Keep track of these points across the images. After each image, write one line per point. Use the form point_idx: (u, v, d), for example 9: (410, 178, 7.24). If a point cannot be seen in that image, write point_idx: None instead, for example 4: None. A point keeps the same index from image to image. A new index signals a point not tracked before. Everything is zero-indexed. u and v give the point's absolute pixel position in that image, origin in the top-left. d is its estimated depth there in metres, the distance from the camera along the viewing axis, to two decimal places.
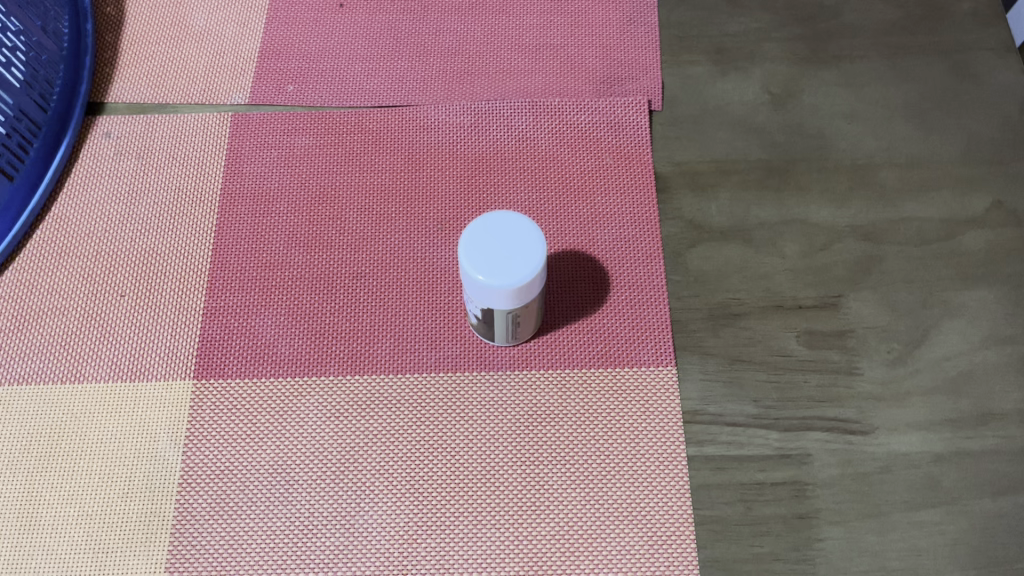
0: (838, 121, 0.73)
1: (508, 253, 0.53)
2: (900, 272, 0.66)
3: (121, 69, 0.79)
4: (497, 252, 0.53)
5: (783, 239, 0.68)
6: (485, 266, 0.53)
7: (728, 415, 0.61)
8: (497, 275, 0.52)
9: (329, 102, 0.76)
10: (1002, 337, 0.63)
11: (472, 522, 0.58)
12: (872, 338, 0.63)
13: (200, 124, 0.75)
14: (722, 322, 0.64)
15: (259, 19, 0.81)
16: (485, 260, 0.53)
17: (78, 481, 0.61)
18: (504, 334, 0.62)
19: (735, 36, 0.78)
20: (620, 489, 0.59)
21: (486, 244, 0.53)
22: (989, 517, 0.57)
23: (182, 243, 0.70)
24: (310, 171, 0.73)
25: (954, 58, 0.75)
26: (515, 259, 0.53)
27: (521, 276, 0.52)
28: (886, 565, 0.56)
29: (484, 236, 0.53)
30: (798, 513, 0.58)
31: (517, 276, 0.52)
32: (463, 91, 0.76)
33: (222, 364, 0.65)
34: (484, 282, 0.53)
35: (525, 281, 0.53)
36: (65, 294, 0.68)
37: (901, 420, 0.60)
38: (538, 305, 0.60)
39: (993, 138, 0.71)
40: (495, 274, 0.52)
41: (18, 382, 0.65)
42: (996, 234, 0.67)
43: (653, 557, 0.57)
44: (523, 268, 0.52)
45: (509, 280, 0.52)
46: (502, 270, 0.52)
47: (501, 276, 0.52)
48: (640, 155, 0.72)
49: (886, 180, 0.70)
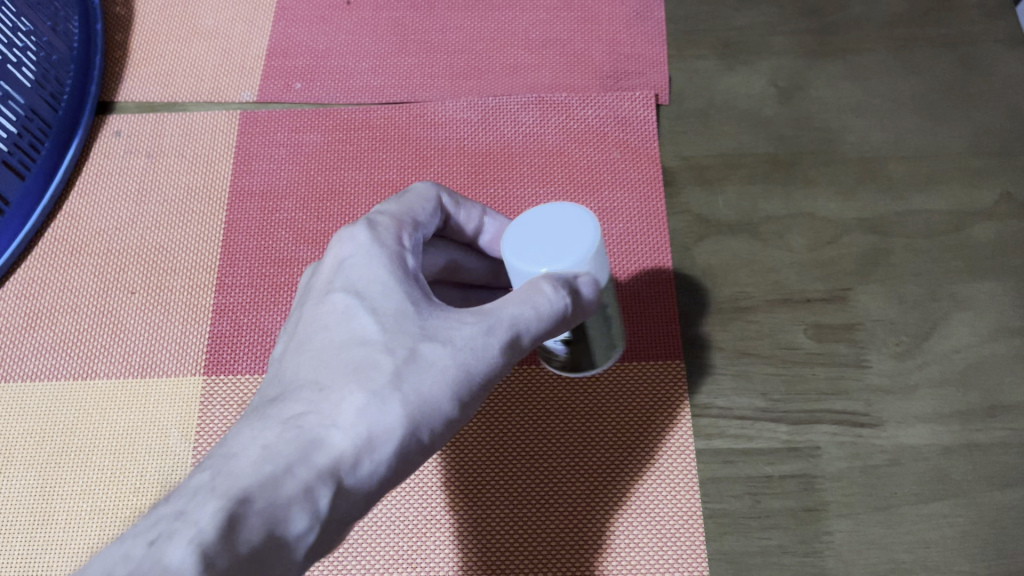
0: (844, 114, 0.73)
1: (560, 239, 0.45)
2: (908, 264, 0.65)
3: (131, 68, 0.80)
4: (547, 242, 0.45)
5: (790, 232, 0.67)
6: (543, 260, 0.44)
7: (736, 408, 0.61)
8: (559, 261, 0.44)
9: (336, 99, 0.76)
10: (1010, 329, 0.63)
11: (481, 518, 0.60)
12: (880, 331, 0.63)
13: (210, 123, 0.76)
14: (729, 316, 0.64)
15: (266, 17, 0.82)
16: (541, 254, 0.44)
17: (91, 477, 0.62)
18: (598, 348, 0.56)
19: (742, 30, 0.78)
20: (626, 483, 0.60)
21: (532, 240, 0.45)
22: (997, 509, 0.57)
23: (193, 240, 0.71)
24: (318, 168, 0.73)
25: (961, 50, 0.75)
26: (567, 241, 0.45)
27: (583, 250, 0.44)
28: (894, 558, 0.56)
29: (526, 233, 0.45)
30: (806, 505, 0.58)
31: (580, 251, 0.44)
32: (469, 87, 0.76)
33: (233, 360, 0.65)
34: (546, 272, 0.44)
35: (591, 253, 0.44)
36: (77, 291, 0.69)
37: (910, 412, 0.60)
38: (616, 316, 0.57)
39: (1001, 129, 0.71)
40: (555, 262, 0.44)
41: (32, 379, 0.66)
42: (1006, 226, 0.66)
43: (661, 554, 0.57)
44: (580, 243, 0.44)
45: (573, 259, 0.44)
46: (562, 255, 0.44)
47: (563, 260, 0.44)
48: (647, 149, 0.72)
49: (894, 172, 0.70)
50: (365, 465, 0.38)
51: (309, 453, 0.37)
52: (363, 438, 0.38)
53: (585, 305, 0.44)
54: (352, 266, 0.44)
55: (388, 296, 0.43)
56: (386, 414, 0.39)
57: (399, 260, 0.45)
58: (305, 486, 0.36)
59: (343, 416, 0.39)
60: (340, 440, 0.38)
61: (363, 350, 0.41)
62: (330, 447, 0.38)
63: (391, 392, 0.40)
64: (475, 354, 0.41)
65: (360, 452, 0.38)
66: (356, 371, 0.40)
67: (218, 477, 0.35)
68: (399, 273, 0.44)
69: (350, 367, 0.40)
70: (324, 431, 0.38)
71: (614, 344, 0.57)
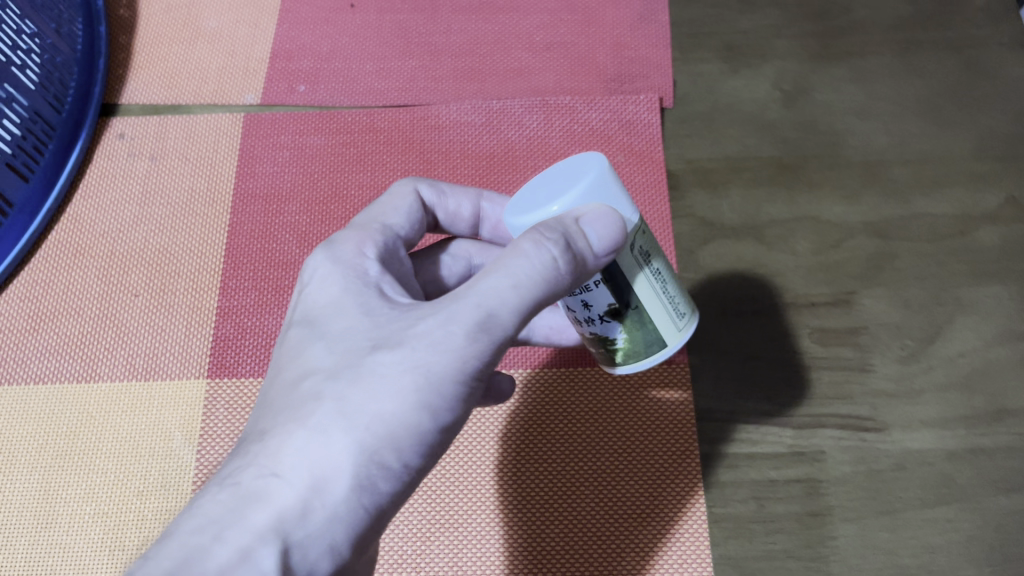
0: (849, 117, 0.73)
1: (564, 180, 0.42)
2: (913, 268, 0.65)
3: (134, 71, 0.80)
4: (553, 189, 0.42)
5: (795, 236, 0.67)
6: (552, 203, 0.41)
7: (741, 412, 0.61)
8: (568, 196, 0.41)
9: (340, 102, 0.76)
10: (1015, 333, 0.63)
11: (486, 523, 0.59)
12: (885, 335, 0.63)
13: (213, 125, 0.76)
14: (734, 320, 0.64)
15: (270, 19, 0.82)
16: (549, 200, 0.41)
17: (95, 480, 0.62)
18: (666, 317, 0.45)
19: (746, 33, 0.78)
20: (629, 489, 0.60)
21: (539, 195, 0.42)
22: (1003, 514, 0.57)
23: (196, 243, 0.71)
24: (322, 170, 0.73)
25: (965, 54, 0.75)
26: (570, 178, 0.42)
27: (588, 177, 0.41)
28: (899, 563, 0.56)
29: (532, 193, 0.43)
30: (811, 510, 0.58)
31: (586, 179, 0.41)
32: (473, 90, 0.77)
33: (236, 363, 0.65)
34: (567, 209, 0.41)
35: (598, 178, 0.41)
36: (80, 293, 0.69)
37: (914, 417, 0.60)
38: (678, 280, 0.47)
39: (1006, 133, 0.71)
40: (565, 200, 0.41)
41: (36, 382, 0.66)
42: (1011, 230, 0.66)
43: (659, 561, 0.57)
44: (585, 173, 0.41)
45: (582, 189, 0.41)
46: (569, 190, 0.41)
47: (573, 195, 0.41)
48: (651, 152, 0.72)
49: (899, 176, 0.70)
50: (316, 512, 0.35)
51: (248, 511, 0.35)
52: (310, 479, 0.36)
53: (600, 242, 0.39)
54: (314, 289, 0.44)
55: (341, 316, 0.42)
56: (332, 448, 0.36)
57: (358, 270, 0.44)
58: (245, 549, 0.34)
59: (284, 463, 0.36)
60: (283, 487, 0.36)
61: (310, 381, 0.39)
62: (273, 499, 0.35)
63: (336, 420, 0.37)
64: (431, 355, 0.37)
65: (308, 496, 0.36)
66: (298, 409, 0.38)
67: (148, 560, 0.34)
68: (358, 283, 0.43)
69: (293, 404, 0.38)
70: (266, 483, 0.36)
71: (679, 309, 0.46)
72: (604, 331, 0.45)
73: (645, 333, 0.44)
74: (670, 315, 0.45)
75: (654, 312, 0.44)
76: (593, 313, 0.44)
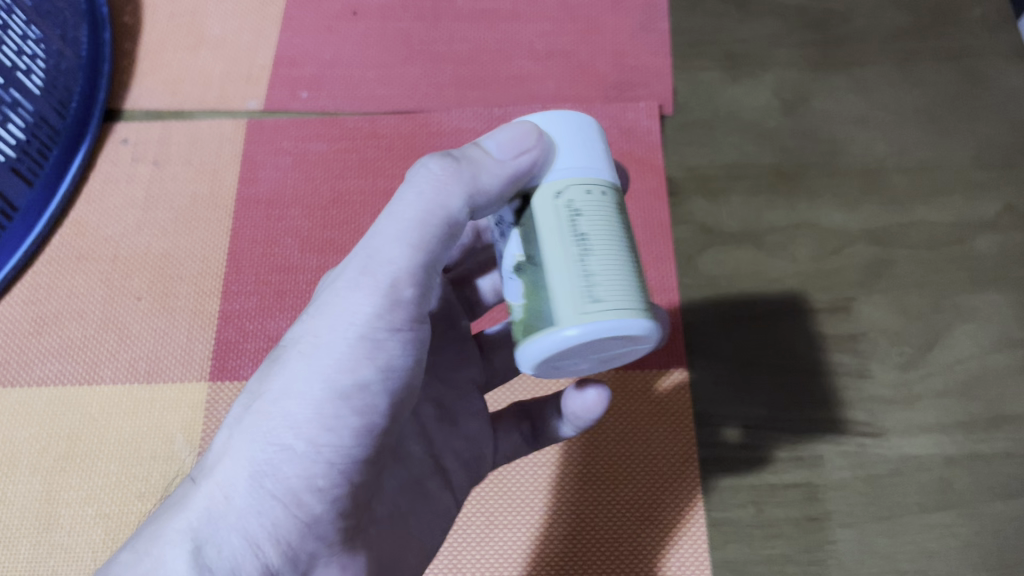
0: (848, 125, 0.73)
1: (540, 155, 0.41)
2: (911, 276, 0.66)
3: (138, 78, 0.80)
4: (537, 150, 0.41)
5: (794, 243, 0.68)
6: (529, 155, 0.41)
7: (740, 418, 0.61)
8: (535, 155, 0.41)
9: (343, 108, 0.77)
10: (1013, 340, 0.63)
11: (497, 533, 0.60)
12: (883, 341, 0.64)
13: (216, 132, 0.76)
14: (733, 325, 0.65)
15: (273, 27, 0.82)
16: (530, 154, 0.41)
17: (97, 481, 0.62)
18: (614, 279, 0.36)
19: (746, 42, 0.79)
20: (628, 492, 0.60)
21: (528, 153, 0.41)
22: (1001, 519, 0.57)
23: (199, 247, 0.71)
24: (324, 176, 0.74)
25: (963, 64, 0.75)
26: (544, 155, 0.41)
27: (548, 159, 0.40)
28: (897, 567, 0.56)
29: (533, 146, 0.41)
30: (809, 514, 0.58)
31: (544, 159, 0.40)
32: (474, 97, 0.77)
33: (237, 366, 0.66)
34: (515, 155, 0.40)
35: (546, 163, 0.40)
36: (83, 296, 0.70)
37: (913, 422, 0.60)
38: (619, 285, 0.36)
39: (1004, 143, 0.71)
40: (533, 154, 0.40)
41: (38, 384, 0.66)
42: (1009, 238, 0.67)
43: (643, 554, 0.58)
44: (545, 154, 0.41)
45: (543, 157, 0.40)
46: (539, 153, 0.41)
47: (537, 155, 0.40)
48: (651, 159, 0.72)
49: (898, 185, 0.70)
50: (223, 502, 0.37)
51: (169, 518, 0.38)
52: (218, 471, 0.38)
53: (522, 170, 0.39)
54: None
55: None
56: (236, 436, 0.38)
57: None
58: (161, 547, 0.36)
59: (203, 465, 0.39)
60: (196, 490, 0.38)
61: None
62: (190, 501, 0.38)
63: (243, 409, 0.39)
64: (323, 320, 0.40)
65: (216, 489, 0.38)
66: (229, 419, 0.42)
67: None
68: None
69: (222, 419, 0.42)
70: (187, 489, 0.39)
71: (596, 293, 0.35)
72: (513, 297, 0.39)
73: (541, 300, 0.37)
74: (576, 288, 0.35)
75: (558, 276, 0.36)
76: (506, 272, 0.40)
